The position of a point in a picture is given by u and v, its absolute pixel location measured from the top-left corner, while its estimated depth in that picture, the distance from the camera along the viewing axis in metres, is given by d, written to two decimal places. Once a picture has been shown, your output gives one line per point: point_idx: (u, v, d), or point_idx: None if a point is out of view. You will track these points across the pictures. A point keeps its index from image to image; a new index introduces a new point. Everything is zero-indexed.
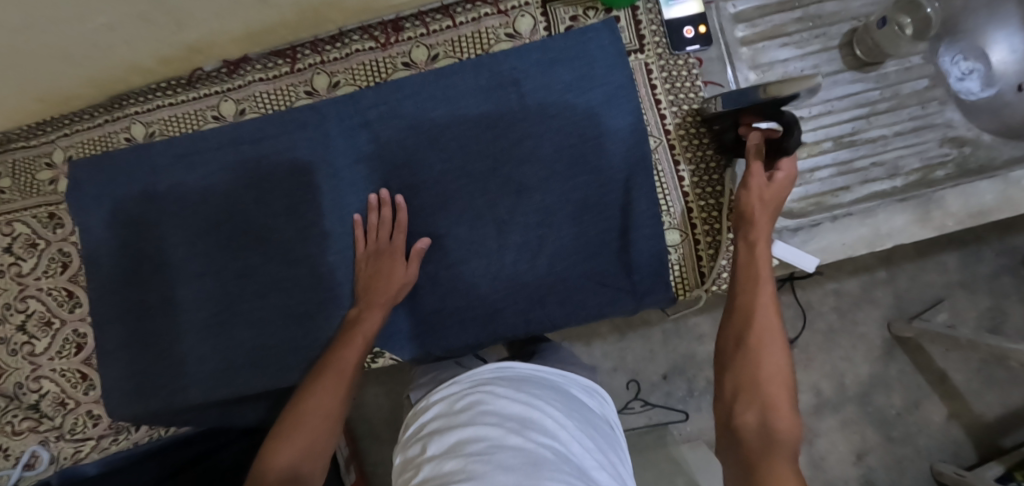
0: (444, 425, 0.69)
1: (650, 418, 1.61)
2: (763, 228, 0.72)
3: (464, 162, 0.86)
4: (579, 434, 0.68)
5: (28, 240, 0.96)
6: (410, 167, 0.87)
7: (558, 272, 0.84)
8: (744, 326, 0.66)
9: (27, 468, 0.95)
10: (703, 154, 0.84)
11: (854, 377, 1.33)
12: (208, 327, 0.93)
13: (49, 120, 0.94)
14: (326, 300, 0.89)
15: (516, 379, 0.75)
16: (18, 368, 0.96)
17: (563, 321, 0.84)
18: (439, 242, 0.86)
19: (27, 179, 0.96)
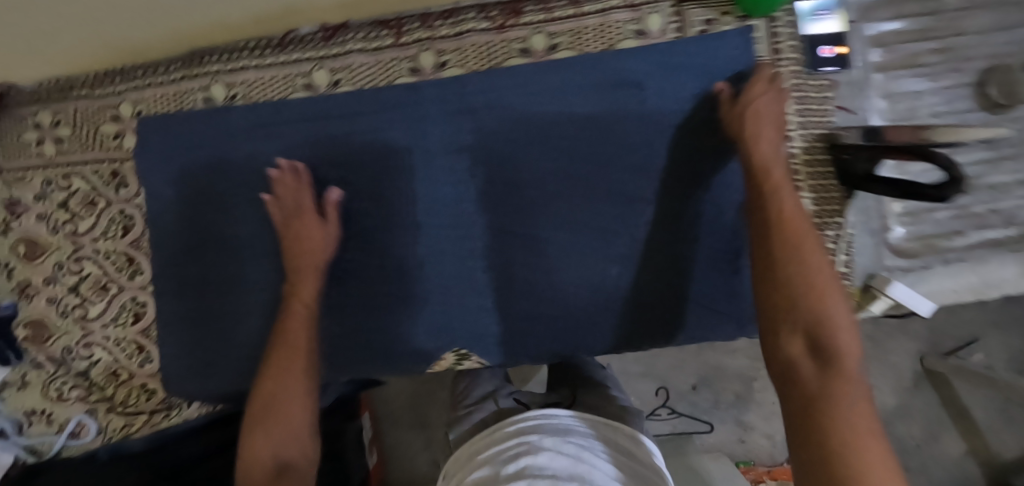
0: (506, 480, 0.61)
1: (675, 426, 1.54)
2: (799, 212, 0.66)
3: (574, 164, 0.80)
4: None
5: (86, 197, 0.89)
6: (512, 164, 0.80)
7: (662, 289, 0.80)
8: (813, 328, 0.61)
9: (72, 437, 0.91)
10: (826, 183, 0.80)
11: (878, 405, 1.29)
12: (275, 311, 0.86)
13: (121, 69, 0.87)
14: (410, 299, 0.82)
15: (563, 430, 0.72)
16: (67, 332, 0.90)
17: (661, 341, 0.81)
18: (538, 247, 0.80)
19: (89, 131, 0.88)
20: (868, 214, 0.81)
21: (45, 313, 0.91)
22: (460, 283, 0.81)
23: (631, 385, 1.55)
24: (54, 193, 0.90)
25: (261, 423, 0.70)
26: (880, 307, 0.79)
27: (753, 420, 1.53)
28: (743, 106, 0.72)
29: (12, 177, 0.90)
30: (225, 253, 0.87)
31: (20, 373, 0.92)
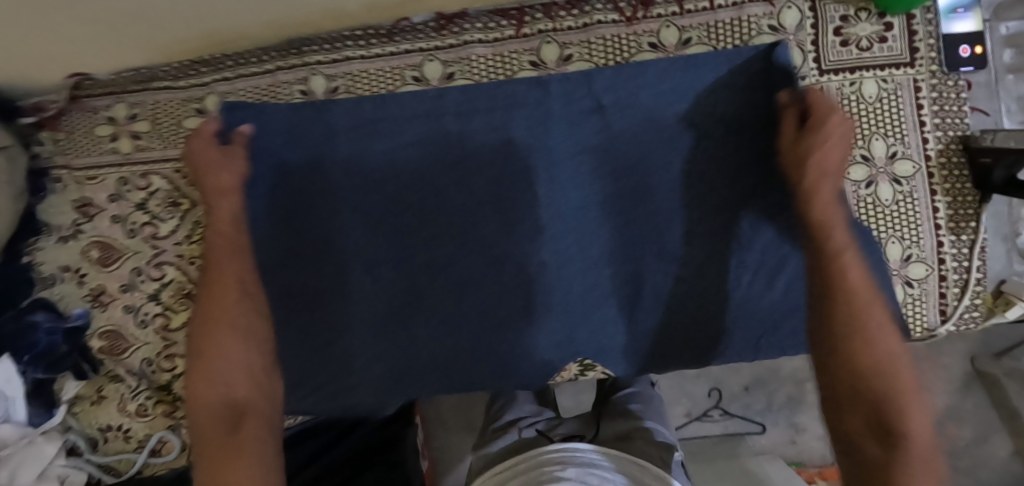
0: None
1: (726, 427, 1.50)
2: (859, 280, 0.64)
3: (707, 168, 0.76)
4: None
5: (168, 197, 0.82)
6: (643, 167, 0.77)
7: (795, 298, 0.77)
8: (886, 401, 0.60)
9: (152, 455, 0.85)
10: (960, 186, 0.78)
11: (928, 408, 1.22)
12: (385, 322, 0.81)
13: (207, 59, 0.80)
14: (535, 305, 0.79)
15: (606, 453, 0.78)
16: (146, 343, 0.84)
17: (796, 351, 0.78)
18: (671, 254, 0.78)
19: (172, 126, 0.81)
20: (1000, 219, 0.80)
21: (122, 323, 0.84)
22: (586, 291, 0.79)
23: (685, 387, 1.50)
24: (131, 193, 0.83)
25: (208, 367, 0.68)
26: (1015, 313, 0.77)
27: (805, 422, 1.49)
28: (816, 134, 0.67)
29: (83, 176, 0.83)
30: (325, 260, 0.80)
31: (96, 386, 0.86)
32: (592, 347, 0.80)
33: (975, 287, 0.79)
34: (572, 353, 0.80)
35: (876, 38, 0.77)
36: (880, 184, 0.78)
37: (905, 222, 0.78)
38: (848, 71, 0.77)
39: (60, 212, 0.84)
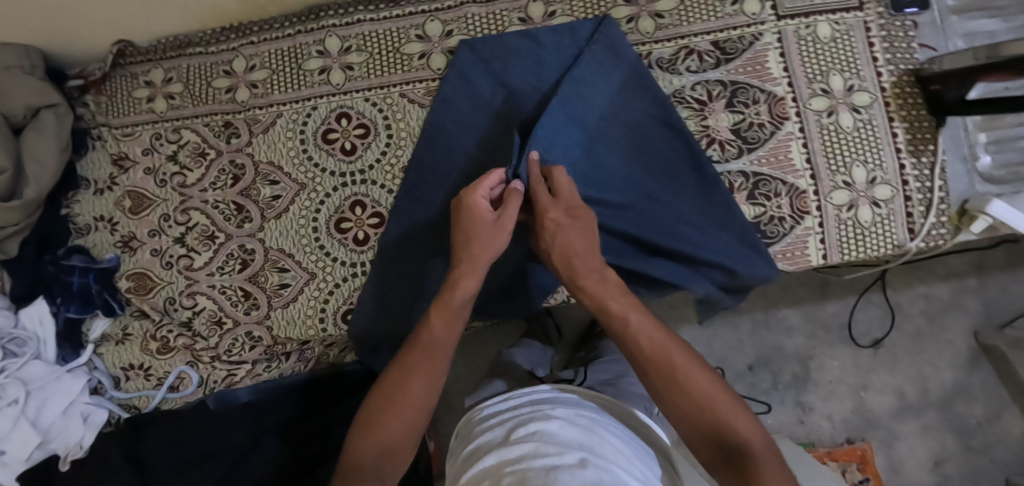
0: (501, 442, 0.80)
1: None
2: (615, 299, 0.73)
3: (656, 114, 0.84)
4: (635, 464, 0.77)
5: (196, 148, 0.91)
6: (613, 107, 0.84)
7: (738, 229, 0.84)
8: (697, 384, 0.67)
9: (171, 390, 0.90)
10: (917, 113, 0.86)
11: (937, 382, 1.53)
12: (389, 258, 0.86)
13: (236, 27, 0.91)
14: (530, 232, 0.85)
15: (573, 402, 0.88)
16: (171, 283, 0.91)
17: (759, 272, 0.83)
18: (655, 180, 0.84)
19: (202, 86, 0.91)
20: (958, 141, 0.87)
21: (150, 265, 0.91)
22: None
23: None
24: (164, 147, 0.91)
25: (391, 404, 0.72)
26: (980, 226, 0.84)
27: (812, 401, 1.54)
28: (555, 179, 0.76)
29: (120, 133, 0.92)
30: (338, 198, 0.89)
31: (121, 326, 0.92)
32: None
33: (940, 205, 0.86)
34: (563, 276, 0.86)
35: None
36: (841, 113, 0.86)
37: (868, 147, 0.86)
38: (803, 16, 0.87)
39: (97, 167, 0.92)
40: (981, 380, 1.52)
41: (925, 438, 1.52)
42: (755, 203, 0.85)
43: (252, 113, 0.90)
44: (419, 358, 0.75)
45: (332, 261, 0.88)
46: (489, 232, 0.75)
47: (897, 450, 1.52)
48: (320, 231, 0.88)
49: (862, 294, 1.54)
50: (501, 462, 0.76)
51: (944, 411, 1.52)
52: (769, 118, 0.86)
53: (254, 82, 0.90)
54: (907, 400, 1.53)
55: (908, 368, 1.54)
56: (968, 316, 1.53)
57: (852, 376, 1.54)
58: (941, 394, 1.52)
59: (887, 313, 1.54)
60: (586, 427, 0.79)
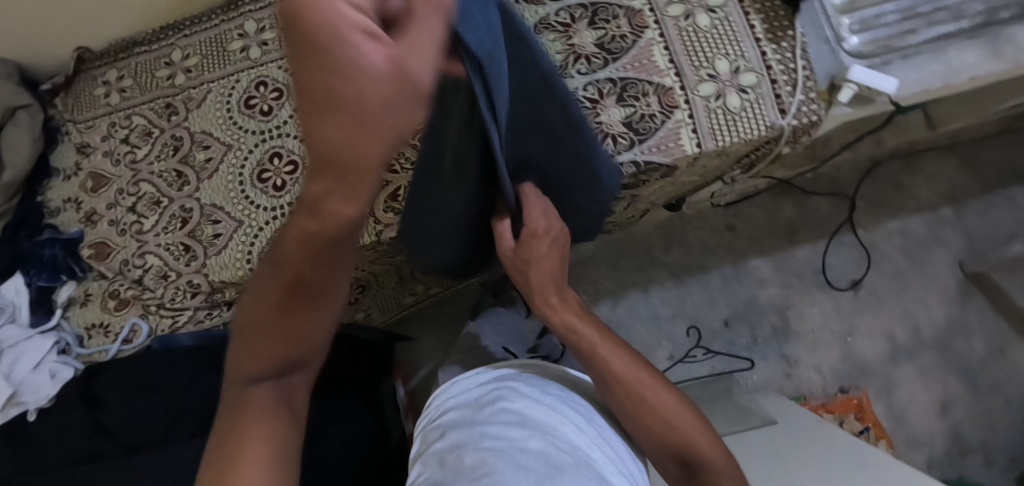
0: (466, 415, 0.79)
1: (713, 367, 1.52)
2: (585, 330, 0.77)
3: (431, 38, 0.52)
4: (599, 446, 0.77)
5: (144, 130, 1.05)
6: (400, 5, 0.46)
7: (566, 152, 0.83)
8: (665, 403, 0.71)
9: (124, 343, 1.01)
10: (771, 6, 0.92)
11: (929, 320, 1.50)
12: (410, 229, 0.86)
13: (173, 25, 1.07)
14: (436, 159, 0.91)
15: (541, 380, 0.86)
16: (125, 246, 1.03)
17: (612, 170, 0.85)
18: None
19: (148, 77, 1.06)
20: (819, 25, 0.93)
21: (108, 234, 1.04)
22: None
23: (662, 329, 1.54)
24: (118, 132, 1.06)
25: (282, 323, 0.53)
26: (847, 96, 0.87)
27: (796, 353, 1.51)
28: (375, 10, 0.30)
29: (83, 125, 1.08)
30: (258, 151, 1.00)
31: (83, 288, 1.04)
32: None
33: (806, 83, 0.89)
34: None
35: None
36: (697, 15, 0.92)
37: (728, 39, 0.91)
38: None
39: (65, 156, 1.08)
40: (976, 313, 1.50)
41: (925, 381, 1.47)
42: (625, 104, 0.91)
43: (188, 92, 1.04)
44: (298, 252, 0.45)
45: (255, 208, 0.98)
46: (378, 103, 0.29)
47: (897, 397, 1.47)
48: (245, 183, 0.99)
49: (832, 238, 1.55)
50: (463, 434, 0.75)
51: (941, 350, 1.49)
52: (630, 29, 0.93)
53: (188, 67, 1.05)
54: (898, 342, 1.50)
55: (894, 308, 1.52)
56: (950, 249, 1.54)
57: (835, 323, 1.52)
58: (934, 334, 1.50)
59: (864, 254, 1.54)
60: (550, 409, 0.78)
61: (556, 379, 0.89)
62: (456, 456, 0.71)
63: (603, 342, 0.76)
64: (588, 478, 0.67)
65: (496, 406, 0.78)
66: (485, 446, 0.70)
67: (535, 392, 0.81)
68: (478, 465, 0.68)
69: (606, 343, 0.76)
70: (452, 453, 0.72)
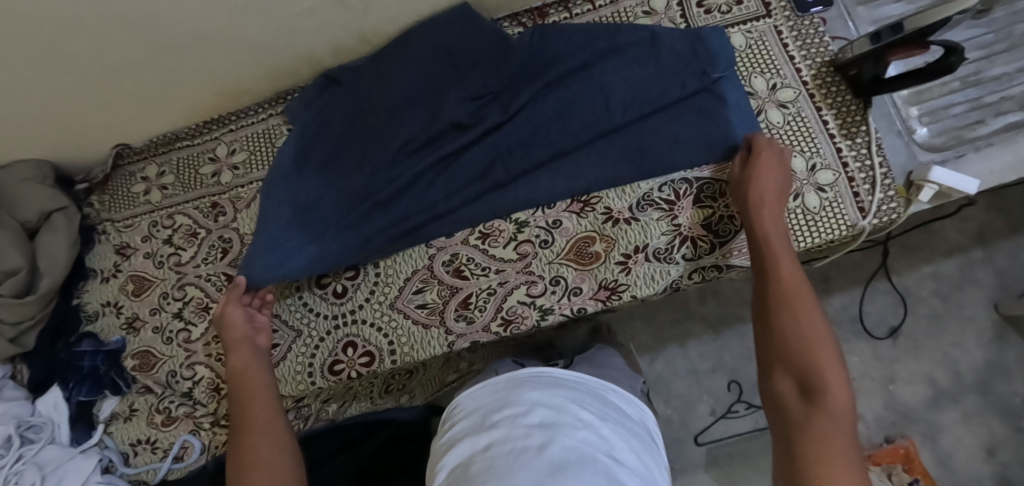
0: (475, 429, 0.74)
1: (757, 421, 1.45)
2: (787, 263, 0.73)
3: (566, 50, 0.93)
4: (613, 440, 0.72)
5: (189, 230, 1.00)
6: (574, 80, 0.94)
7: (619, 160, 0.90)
8: (814, 374, 0.64)
9: (175, 461, 0.94)
10: (843, 99, 0.91)
11: (968, 363, 1.37)
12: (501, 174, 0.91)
13: (216, 119, 1.02)
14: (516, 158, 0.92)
15: (550, 383, 0.81)
16: (171, 356, 0.97)
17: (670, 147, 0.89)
18: (590, 205, 0.91)
19: (191, 174, 1.02)
20: (890, 118, 0.91)
21: (152, 342, 0.97)
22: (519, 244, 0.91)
23: (702, 383, 1.48)
24: (160, 232, 1.01)
25: None
26: (927, 195, 0.86)
27: None
28: None
29: (122, 225, 1.02)
30: None
31: (128, 403, 0.97)
32: (552, 294, 0.89)
33: (885, 181, 0.88)
34: (527, 302, 0.89)
35: (733, 3, 0.95)
36: (769, 111, 0.91)
37: (803, 137, 0.90)
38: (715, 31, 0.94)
39: (103, 257, 1.02)
40: (1018, 356, 1.35)
41: (969, 425, 1.34)
42: (703, 205, 0.89)
43: (236, 191, 0.99)
44: None
45: (315, 316, 0.94)
46: None
47: (943, 443, 1.33)
48: (303, 289, 0.95)
49: (868, 285, 1.42)
50: (473, 451, 0.71)
51: (984, 393, 1.35)
52: None
53: (236, 164, 1.00)
54: (940, 387, 1.36)
55: (932, 354, 1.38)
56: (982, 290, 1.39)
57: (876, 369, 1.39)
58: (974, 378, 1.36)
59: (898, 299, 1.41)
60: (559, 410, 0.73)
61: (562, 377, 0.83)
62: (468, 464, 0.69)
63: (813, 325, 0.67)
64: (593, 474, 0.63)
65: (507, 412, 0.74)
66: (493, 458, 0.67)
67: (539, 389, 0.78)
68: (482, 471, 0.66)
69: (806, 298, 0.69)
70: (463, 472, 0.68)
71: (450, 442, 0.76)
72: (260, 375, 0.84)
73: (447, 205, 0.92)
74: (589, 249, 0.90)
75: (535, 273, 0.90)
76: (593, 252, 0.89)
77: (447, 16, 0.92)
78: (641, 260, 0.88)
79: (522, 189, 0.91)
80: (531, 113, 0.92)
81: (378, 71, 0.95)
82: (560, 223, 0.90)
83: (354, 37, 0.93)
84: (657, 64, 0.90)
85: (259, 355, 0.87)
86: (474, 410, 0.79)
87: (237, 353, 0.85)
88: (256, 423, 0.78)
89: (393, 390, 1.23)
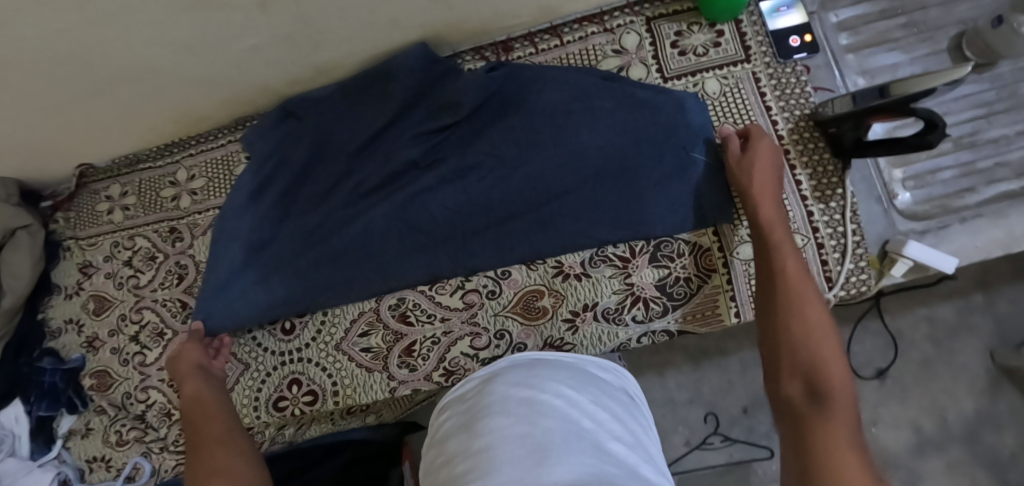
0: (459, 426, 0.70)
1: (732, 455, 1.39)
2: (794, 274, 0.70)
3: (541, 98, 0.89)
4: (595, 412, 0.69)
5: (147, 253, 1.01)
6: (549, 128, 0.88)
7: (582, 205, 0.85)
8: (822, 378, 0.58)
9: (127, 480, 0.96)
10: (820, 158, 0.84)
11: (956, 412, 1.24)
12: (458, 220, 0.89)
13: (178, 142, 1.03)
14: (466, 201, 0.88)
15: (527, 364, 0.78)
16: (127, 378, 0.98)
17: (641, 204, 0.84)
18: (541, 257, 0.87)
19: (151, 197, 1.02)
20: (870, 181, 0.84)
21: (109, 363, 0.99)
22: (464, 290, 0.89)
23: (678, 413, 1.42)
24: (121, 253, 1.02)
25: None
26: (900, 270, 0.80)
27: None
28: None
29: (86, 243, 1.04)
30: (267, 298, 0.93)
31: (85, 421, 0.99)
32: (497, 346, 0.87)
33: (857, 251, 0.82)
34: (470, 354, 0.87)
35: (710, 45, 0.88)
36: None
37: None
38: (690, 74, 0.88)
39: (67, 274, 1.04)
40: (1010, 407, 1.22)
41: (951, 474, 1.22)
42: (658, 265, 0.84)
43: (193, 217, 0.99)
44: None
45: (263, 352, 0.93)
46: None
47: None
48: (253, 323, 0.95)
49: (857, 323, 1.27)
50: (459, 448, 0.66)
51: (970, 443, 1.22)
52: None
53: (194, 190, 1.00)
54: (925, 434, 1.23)
55: (920, 399, 1.25)
56: (978, 338, 1.25)
57: (860, 411, 1.26)
58: (962, 427, 1.23)
59: (890, 341, 1.27)
60: (534, 389, 0.70)
61: (539, 357, 0.79)
62: (452, 457, 0.66)
63: (823, 339, 0.63)
64: (581, 452, 0.61)
65: (488, 402, 0.70)
66: (478, 451, 0.63)
67: (519, 373, 0.74)
68: (465, 470, 0.62)
69: (814, 311, 0.66)
70: (449, 471, 0.65)
71: (439, 432, 0.74)
72: (216, 399, 0.81)
73: (403, 255, 0.89)
74: (536, 303, 0.87)
75: (480, 325, 0.88)
76: (541, 307, 0.86)
77: (405, 53, 0.90)
78: (588, 319, 0.85)
79: (485, 244, 0.87)
80: (488, 154, 0.89)
81: (335, 105, 0.94)
82: (508, 273, 0.88)
83: (310, 71, 0.93)
84: (631, 120, 0.85)
85: (214, 385, 0.84)
86: (459, 398, 0.76)
87: (189, 383, 0.83)
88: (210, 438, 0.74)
89: (356, 411, 1.22)
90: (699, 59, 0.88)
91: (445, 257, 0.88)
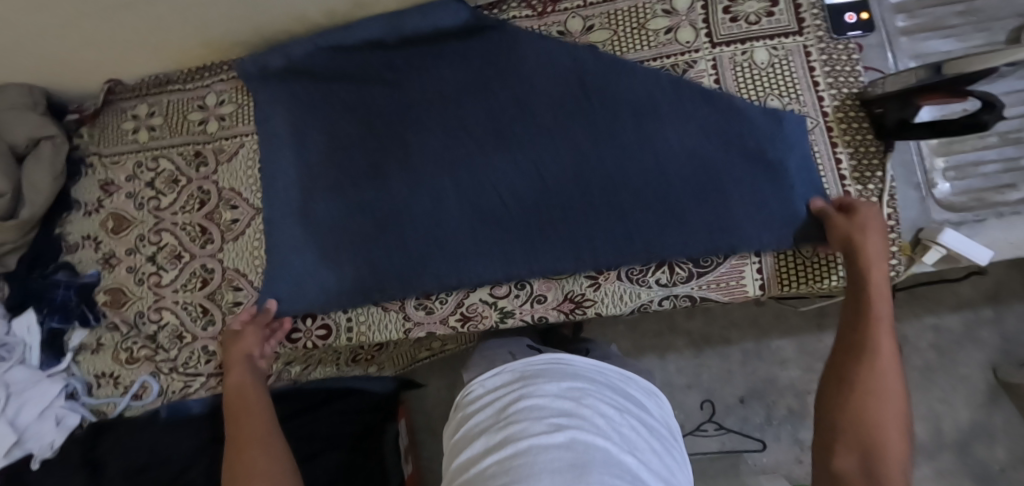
0: (490, 426, 0.65)
1: (723, 444, 1.24)
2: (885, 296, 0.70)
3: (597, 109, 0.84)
4: (636, 439, 0.63)
5: (170, 176, 1.00)
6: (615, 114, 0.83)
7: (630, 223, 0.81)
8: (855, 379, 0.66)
9: (134, 398, 0.98)
10: (862, 137, 0.83)
11: (953, 423, 1.10)
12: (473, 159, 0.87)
13: (209, 66, 1.01)
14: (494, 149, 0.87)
15: (566, 374, 0.70)
16: (141, 298, 0.98)
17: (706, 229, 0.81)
18: None
19: (179, 119, 1.01)
20: (911, 167, 0.84)
21: (124, 281, 0.99)
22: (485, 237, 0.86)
23: (674, 400, 1.26)
24: (143, 174, 1.01)
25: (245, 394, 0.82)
26: (933, 257, 0.78)
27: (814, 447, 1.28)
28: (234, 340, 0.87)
29: (109, 161, 1.03)
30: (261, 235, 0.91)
31: (96, 336, 1.00)
32: (512, 296, 0.87)
33: (890, 235, 0.81)
34: (488, 301, 0.87)
35: (764, 13, 0.87)
36: None
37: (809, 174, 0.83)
38: (740, 42, 0.86)
39: (88, 191, 1.04)
40: (1010, 424, 1.08)
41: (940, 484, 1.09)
42: None
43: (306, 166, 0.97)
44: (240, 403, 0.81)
45: None
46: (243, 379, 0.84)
47: None
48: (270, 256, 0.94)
49: None
50: (488, 449, 0.62)
51: (962, 455, 1.09)
52: None
53: (222, 115, 0.99)
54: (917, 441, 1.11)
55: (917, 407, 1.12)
56: (984, 352, 1.11)
57: None
58: (956, 437, 1.10)
59: None
60: (577, 402, 0.63)
61: (580, 370, 0.71)
62: (480, 462, 0.61)
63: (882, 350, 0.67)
64: (619, 476, 0.55)
65: (523, 408, 0.64)
66: (513, 457, 0.57)
67: (556, 382, 0.67)
68: (496, 474, 0.57)
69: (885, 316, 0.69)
70: (479, 473, 0.59)
71: (462, 435, 0.68)
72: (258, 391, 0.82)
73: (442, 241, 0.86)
74: None
75: None
76: None
77: None
78: (612, 277, 0.85)
79: None
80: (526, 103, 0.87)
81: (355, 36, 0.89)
82: None
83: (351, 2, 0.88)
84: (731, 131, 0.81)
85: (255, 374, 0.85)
86: (488, 399, 0.70)
87: (235, 371, 0.85)
88: (251, 438, 0.75)
89: (361, 360, 1.16)
90: (751, 26, 0.87)
91: (475, 205, 0.87)
